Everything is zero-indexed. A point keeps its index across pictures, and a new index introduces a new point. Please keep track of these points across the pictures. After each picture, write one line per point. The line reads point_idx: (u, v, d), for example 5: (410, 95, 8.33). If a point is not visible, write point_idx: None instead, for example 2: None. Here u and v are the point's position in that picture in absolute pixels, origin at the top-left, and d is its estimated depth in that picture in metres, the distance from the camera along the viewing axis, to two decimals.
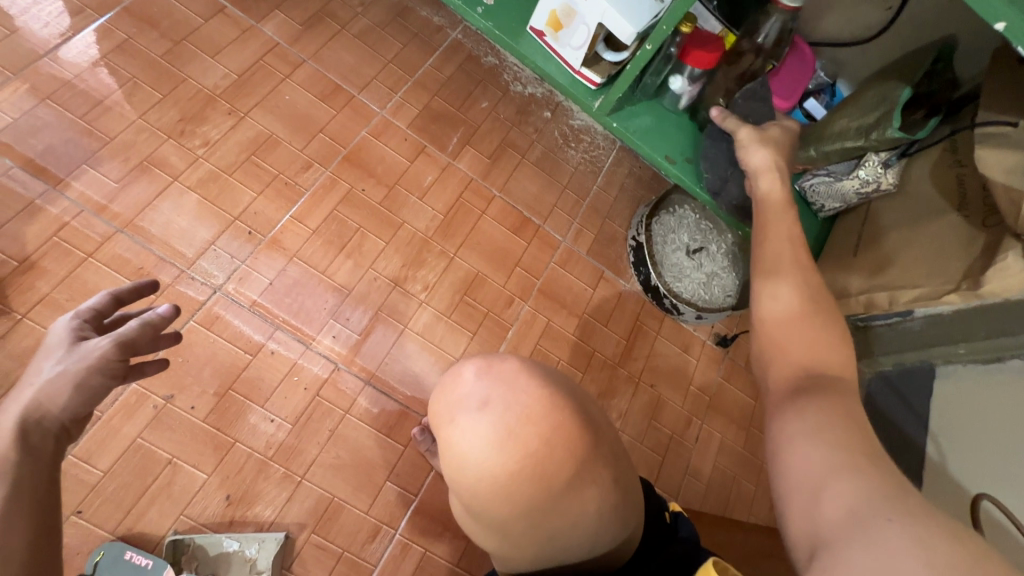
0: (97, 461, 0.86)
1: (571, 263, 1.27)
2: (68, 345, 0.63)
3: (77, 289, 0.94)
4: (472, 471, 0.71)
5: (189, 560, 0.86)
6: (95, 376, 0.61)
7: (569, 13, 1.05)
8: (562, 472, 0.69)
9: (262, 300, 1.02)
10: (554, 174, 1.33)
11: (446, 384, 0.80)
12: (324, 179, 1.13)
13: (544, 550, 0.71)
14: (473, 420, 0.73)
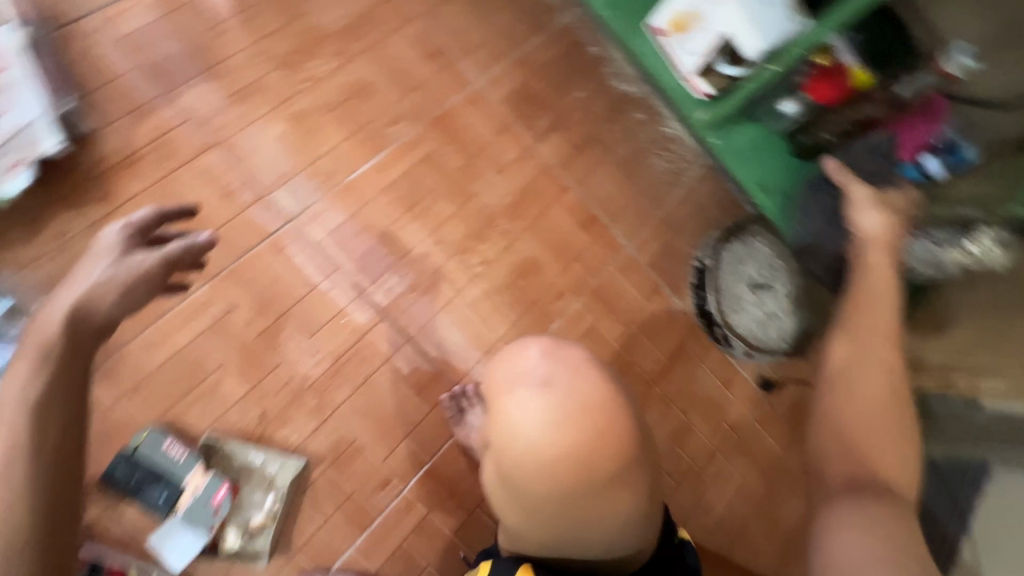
0: (155, 352, 0.93)
1: (630, 271, 1.25)
2: (116, 254, 0.67)
3: (169, 192, 1.01)
4: (523, 443, 0.70)
5: (218, 462, 0.91)
6: (141, 286, 0.66)
7: (697, 18, 1.03)
8: (605, 469, 0.68)
9: (329, 239, 1.06)
10: (632, 178, 1.30)
11: (508, 356, 0.79)
12: (409, 136, 1.15)
13: (562, 539, 0.71)
14: (533, 395, 0.72)
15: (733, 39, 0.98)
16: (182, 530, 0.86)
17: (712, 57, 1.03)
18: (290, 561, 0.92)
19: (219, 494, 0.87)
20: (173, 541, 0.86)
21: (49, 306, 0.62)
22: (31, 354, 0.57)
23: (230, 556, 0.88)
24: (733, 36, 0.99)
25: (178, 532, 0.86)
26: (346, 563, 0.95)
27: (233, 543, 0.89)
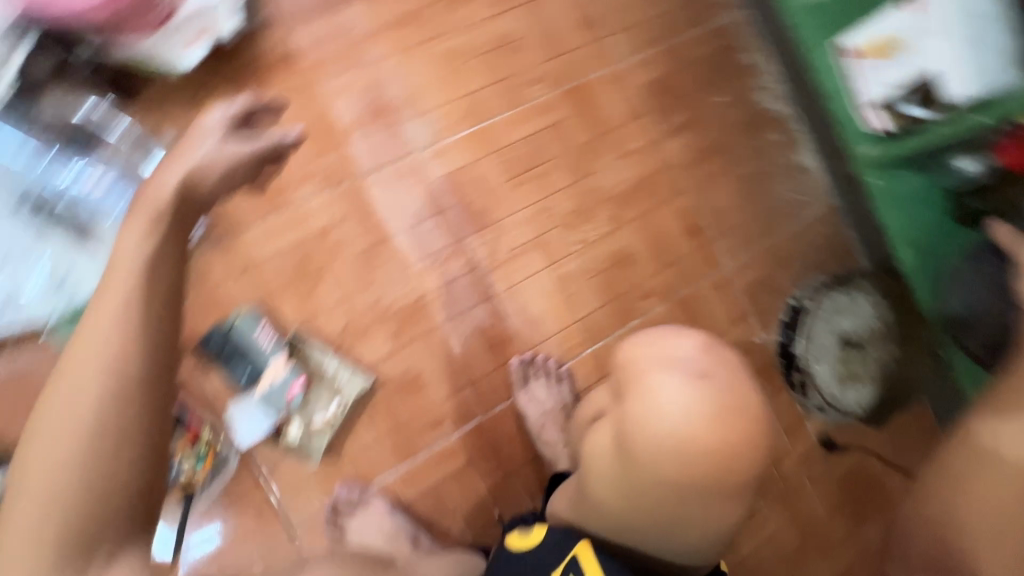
0: (269, 243, 0.98)
1: (723, 291, 1.21)
2: (219, 135, 0.66)
3: (314, 99, 1.05)
4: (659, 428, 0.69)
5: (296, 357, 0.96)
6: (240, 170, 0.66)
7: (902, 45, 0.92)
8: (735, 474, 0.69)
9: (444, 180, 1.08)
10: (751, 199, 1.25)
11: (658, 337, 0.78)
12: (545, 100, 1.14)
13: (660, 525, 0.73)
14: (689, 385, 0.70)
15: (942, 78, 0.89)
16: (253, 408, 0.93)
17: (902, 92, 0.93)
18: (337, 467, 0.97)
19: (292, 389, 0.94)
20: (241, 416, 0.93)
21: (154, 175, 0.61)
22: (146, 213, 0.57)
23: (287, 445, 0.94)
24: (938, 76, 0.89)
25: (247, 409, 0.93)
26: (384, 486, 0.99)
27: (292, 435, 0.94)
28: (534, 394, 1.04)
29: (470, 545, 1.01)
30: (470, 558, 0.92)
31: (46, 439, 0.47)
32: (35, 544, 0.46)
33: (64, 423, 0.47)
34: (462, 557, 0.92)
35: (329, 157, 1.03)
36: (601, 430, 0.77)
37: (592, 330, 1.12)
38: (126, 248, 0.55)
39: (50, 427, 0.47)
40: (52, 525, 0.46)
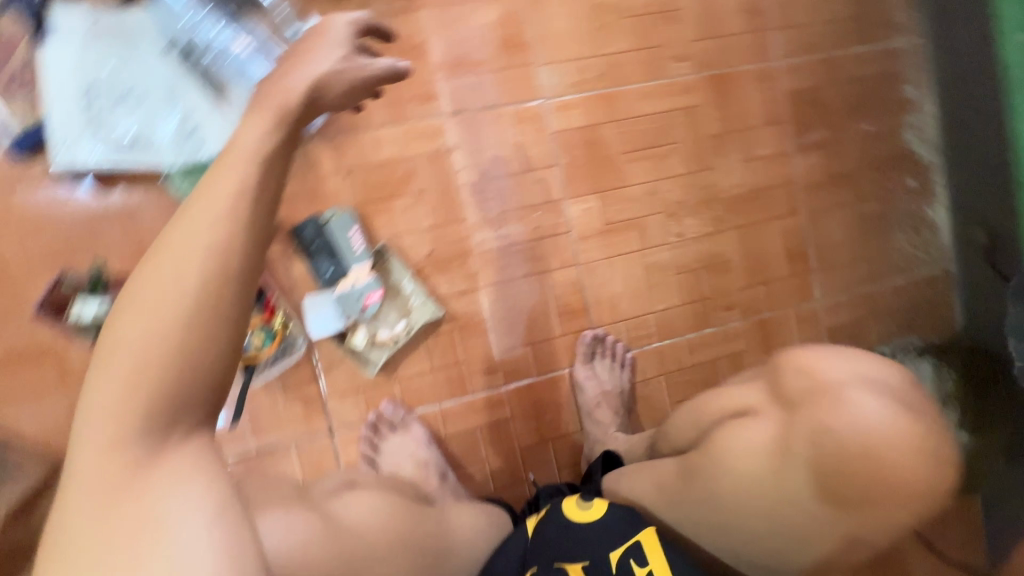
0: (379, 151, 0.97)
1: (807, 325, 1.16)
2: (344, 47, 0.47)
3: (459, 13, 0.98)
4: (859, 441, 0.68)
5: (380, 269, 0.96)
6: (340, 96, 0.47)
7: None
8: (911, 504, 0.69)
9: (563, 135, 1.03)
10: (864, 240, 1.18)
11: (848, 354, 0.76)
12: (687, 80, 1.08)
13: (814, 537, 0.71)
14: (892, 408, 0.70)
15: None
16: (330, 303, 0.94)
17: None
18: (388, 385, 0.98)
19: (371, 296, 0.94)
20: (317, 309, 0.94)
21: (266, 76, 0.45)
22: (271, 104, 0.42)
23: (348, 350, 0.95)
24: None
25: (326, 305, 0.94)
26: (427, 415, 1.00)
27: (355, 341, 0.95)
28: (595, 373, 1.02)
29: (491, 494, 1.02)
30: (498, 510, 0.91)
31: (140, 315, 0.37)
32: (118, 422, 0.38)
33: (159, 303, 0.37)
34: (490, 507, 0.90)
35: (457, 79, 0.99)
36: (753, 424, 0.75)
37: (665, 324, 1.09)
38: (244, 139, 0.40)
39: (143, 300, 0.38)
40: (137, 404, 0.37)
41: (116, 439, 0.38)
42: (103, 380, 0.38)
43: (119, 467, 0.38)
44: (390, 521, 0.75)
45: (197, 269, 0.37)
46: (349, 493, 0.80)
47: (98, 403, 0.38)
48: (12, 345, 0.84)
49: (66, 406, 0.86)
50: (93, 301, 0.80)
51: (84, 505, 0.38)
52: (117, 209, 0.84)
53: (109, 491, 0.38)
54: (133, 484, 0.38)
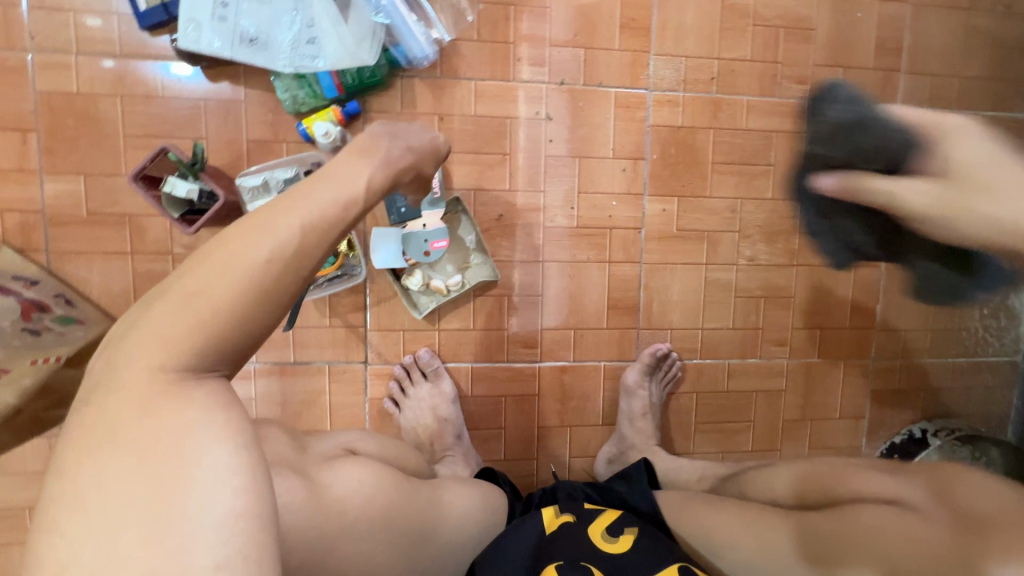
0: (476, 103, 0.96)
1: (853, 381, 1.12)
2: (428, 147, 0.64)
3: None
4: None
5: (449, 220, 0.98)
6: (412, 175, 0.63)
7: None
8: None
9: (660, 130, 1.01)
10: (938, 310, 1.13)
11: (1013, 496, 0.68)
12: (799, 104, 1.03)
13: None
14: None
15: None
16: (396, 237, 0.93)
17: None
18: (429, 332, 1.00)
19: (439, 241, 0.94)
20: (383, 240, 0.92)
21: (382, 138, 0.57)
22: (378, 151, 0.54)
23: (401, 290, 0.95)
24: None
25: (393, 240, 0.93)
26: (458, 370, 1.01)
27: (411, 282, 0.95)
28: (645, 384, 1.01)
29: (501, 462, 1.03)
30: (498, 494, 0.79)
31: (211, 268, 0.43)
32: (166, 351, 0.42)
33: (228, 266, 0.43)
34: (488, 486, 0.79)
35: (570, 50, 0.97)
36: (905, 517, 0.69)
37: (711, 344, 1.07)
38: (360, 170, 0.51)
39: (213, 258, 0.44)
40: (186, 342, 0.42)
41: (158, 364, 0.41)
42: (160, 316, 0.42)
43: (152, 394, 0.41)
44: (380, 498, 0.63)
45: (280, 236, 0.44)
46: (342, 458, 0.67)
47: (153, 333, 0.42)
48: (98, 205, 0.88)
49: (134, 273, 0.90)
50: (189, 187, 0.78)
51: (109, 420, 0.40)
52: (221, 99, 0.89)
53: (139, 414, 0.40)
54: (160, 409, 0.40)
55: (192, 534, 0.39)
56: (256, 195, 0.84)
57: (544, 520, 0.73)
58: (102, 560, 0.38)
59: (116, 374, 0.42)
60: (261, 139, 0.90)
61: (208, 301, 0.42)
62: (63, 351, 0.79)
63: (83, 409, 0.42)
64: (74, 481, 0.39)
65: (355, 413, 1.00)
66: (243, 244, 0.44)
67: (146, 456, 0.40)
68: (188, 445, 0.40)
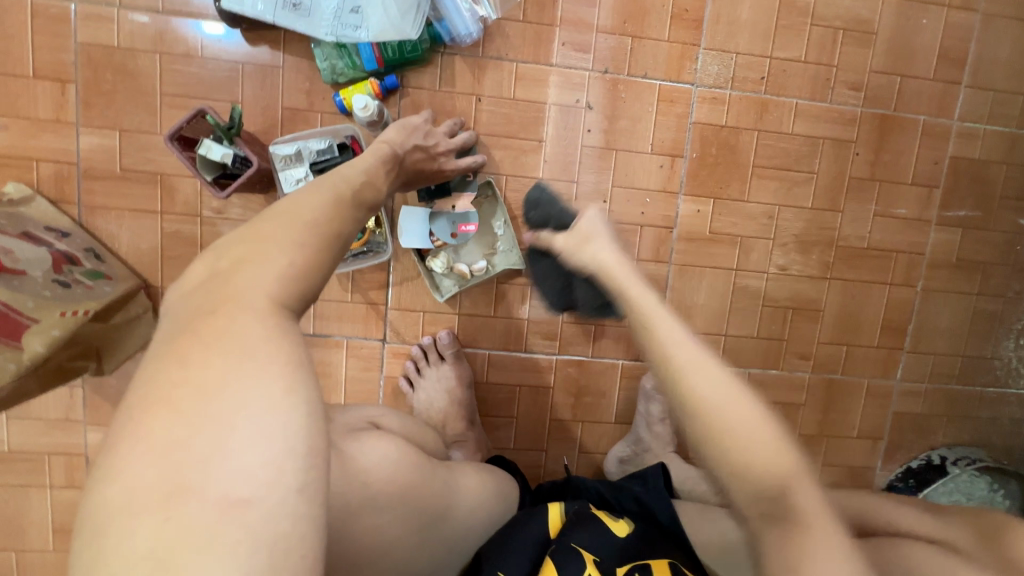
0: (515, 86, 0.94)
1: (876, 401, 1.09)
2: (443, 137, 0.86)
3: None
4: None
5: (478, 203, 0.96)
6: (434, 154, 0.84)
7: None
8: None
9: (702, 128, 0.98)
10: (972, 336, 1.09)
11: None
12: (850, 111, 0.99)
13: None
14: None
15: None
16: (424, 216, 0.91)
17: None
18: (449, 315, 0.99)
19: (466, 224, 0.93)
20: (410, 219, 0.91)
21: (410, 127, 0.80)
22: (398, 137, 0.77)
23: (425, 271, 0.94)
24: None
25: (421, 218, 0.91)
26: (475, 355, 1.01)
27: (434, 262, 0.93)
28: None
29: (510, 451, 1.03)
30: (510, 486, 0.79)
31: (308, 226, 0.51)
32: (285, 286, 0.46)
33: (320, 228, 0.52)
34: (501, 477, 0.79)
35: (617, 37, 0.94)
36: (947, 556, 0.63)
37: (733, 351, 1.05)
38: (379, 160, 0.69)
39: (309, 219, 0.52)
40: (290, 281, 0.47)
41: (280, 296, 0.46)
42: (283, 254, 0.48)
43: (274, 318, 0.44)
44: (406, 473, 0.63)
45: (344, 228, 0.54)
46: (365, 432, 0.67)
47: (274, 269, 0.47)
48: (131, 162, 0.88)
49: (163, 232, 0.90)
50: (224, 151, 0.77)
51: (233, 329, 0.42)
52: (259, 64, 0.88)
53: (264, 333, 0.42)
54: (278, 334, 0.43)
55: (284, 454, 0.38)
56: (288, 164, 0.83)
57: (548, 520, 0.70)
58: (201, 453, 0.36)
59: (240, 293, 0.45)
60: (297, 107, 0.89)
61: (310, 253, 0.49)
62: (91, 305, 0.79)
63: (208, 315, 0.43)
64: (191, 372, 0.39)
65: (370, 390, 1.00)
66: (334, 221, 0.53)
67: (265, 368, 0.40)
68: (299, 372, 0.42)
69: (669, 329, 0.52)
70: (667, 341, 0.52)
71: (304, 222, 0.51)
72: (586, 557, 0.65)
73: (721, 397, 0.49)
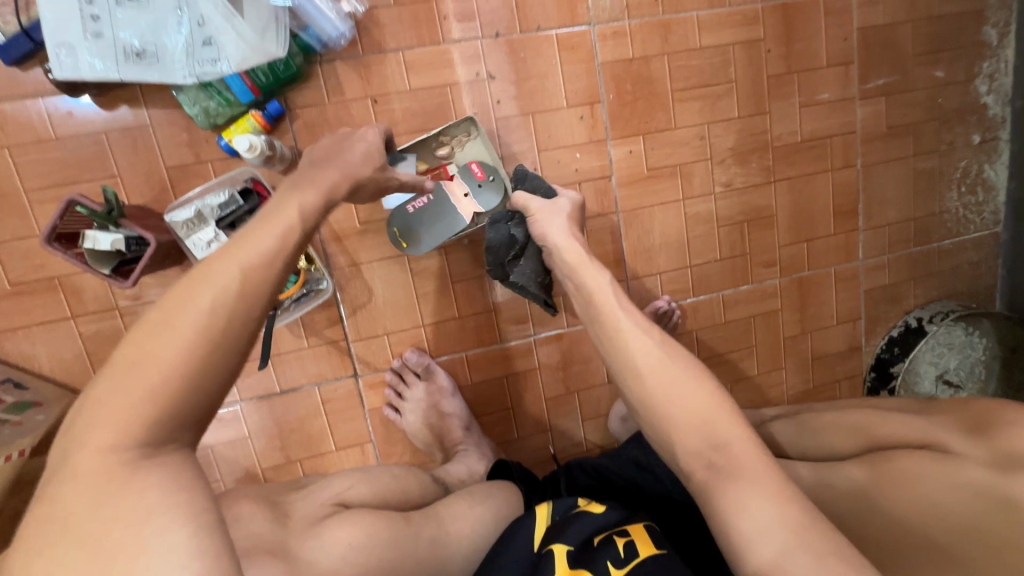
0: (409, 76, 0.87)
1: (846, 285, 1.11)
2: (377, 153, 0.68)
3: None
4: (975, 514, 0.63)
5: (466, 140, 0.88)
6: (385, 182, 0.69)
7: None
8: None
9: (612, 67, 0.94)
10: (918, 199, 1.11)
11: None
12: (752, 10, 0.96)
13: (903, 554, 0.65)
14: None
15: None
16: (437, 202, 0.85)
17: None
18: (413, 330, 0.95)
19: (477, 169, 0.86)
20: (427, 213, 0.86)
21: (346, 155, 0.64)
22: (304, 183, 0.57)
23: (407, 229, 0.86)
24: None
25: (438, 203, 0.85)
26: (452, 360, 0.97)
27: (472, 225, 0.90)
28: None
29: (514, 442, 1.02)
30: (507, 499, 0.74)
31: (169, 326, 0.43)
32: (121, 428, 0.40)
33: (173, 323, 0.43)
34: (502, 501, 0.74)
35: None
36: (933, 461, 0.68)
37: (702, 279, 1.05)
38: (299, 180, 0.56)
39: (170, 320, 0.43)
40: (143, 413, 0.41)
41: (115, 444, 0.40)
42: (115, 392, 0.41)
43: (112, 478, 0.39)
44: (372, 559, 0.59)
45: (219, 285, 0.45)
46: (332, 518, 0.63)
47: (105, 411, 0.41)
48: (19, 273, 0.79)
49: (82, 337, 0.82)
50: (113, 237, 0.70)
51: (61, 519, 0.38)
52: (124, 127, 0.79)
53: (112, 498, 0.39)
54: (116, 493, 0.39)
55: None
56: (192, 228, 0.76)
57: (535, 528, 0.65)
58: None
59: (70, 463, 0.40)
60: (183, 163, 0.81)
61: (159, 367, 0.42)
62: (26, 443, 0.73)
63: (41, 501, 0.39)
64: None
65: (356, 428, 0.96)
66: (213, 284, 0.45)
67: (105, 548, 0.37)
68: (146, 530, 0.38)
69: (613, 305, 0.70)
70: (621, 322, 0.68)
71: (150, 324, 0.43)
72: (559, 550, 0.61)
73: (659, 362, 0.64)
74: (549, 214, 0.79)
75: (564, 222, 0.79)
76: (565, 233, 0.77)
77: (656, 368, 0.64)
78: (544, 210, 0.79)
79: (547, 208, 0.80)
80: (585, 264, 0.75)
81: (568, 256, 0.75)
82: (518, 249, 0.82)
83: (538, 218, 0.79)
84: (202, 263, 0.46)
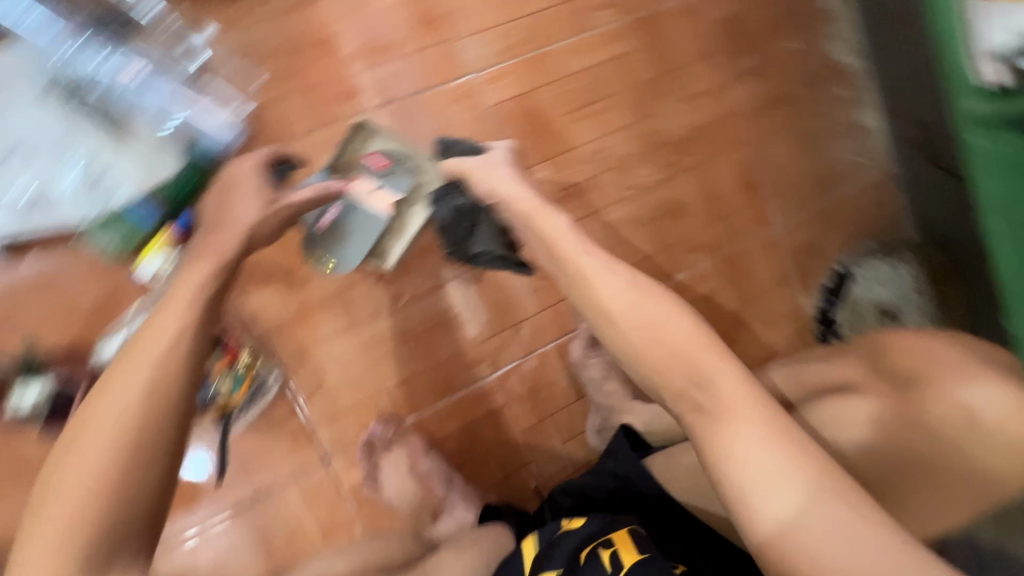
0: (309, 161, 0.91)
1: (770, 251, 1.18)
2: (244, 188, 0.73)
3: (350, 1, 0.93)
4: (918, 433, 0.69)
5: (361, 143, 0.87)
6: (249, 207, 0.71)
7: None
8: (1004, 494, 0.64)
9: (499, 108, 0.99)
10: (810, 157, 1.20)
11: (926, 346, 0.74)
12: (612, 28, 1.05)
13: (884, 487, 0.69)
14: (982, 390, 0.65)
15: None
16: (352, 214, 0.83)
17: None
18: (372, 400, 0.95)
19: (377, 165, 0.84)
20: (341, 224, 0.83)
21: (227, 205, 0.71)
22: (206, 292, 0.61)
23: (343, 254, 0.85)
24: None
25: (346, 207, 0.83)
26: (419, 420, 0.98)
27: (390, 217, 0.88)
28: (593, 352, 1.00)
29: (501, 483, 1.02)
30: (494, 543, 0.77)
31: (83, 449, 0.50)
32: (59, 551, 0.48)
33: (87, 448, 0.50)
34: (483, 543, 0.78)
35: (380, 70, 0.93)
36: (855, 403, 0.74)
37: None
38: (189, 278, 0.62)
39: (85, 442, 0.51)
40: (76, 533, 0.48)
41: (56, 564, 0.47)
42: (47, 514, 0.49)
43: None
44: None
45: (125, 401, 0.52)
46: None
47: (41, 536, 0.48)
48: None
49: None
50: (34, 385, 0.79)
51: None
52: (38, 278, 0.82)
53: None
54: None
55: None
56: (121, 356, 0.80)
57: (524, 560, 0.68)
58: None
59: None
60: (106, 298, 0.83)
61: (80, 486, 0.49)
62: None
63: None
64: None
65: (339, 512, 0.95)
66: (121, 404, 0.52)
67: None
68: None
69: (577, 251, 0.71)
70: (588, 267, 0.69)
71: (70, 453, 0.51)
72: None
73: (635, 297, 0.66)
74: (488, 166, 0.81)
75: (504, 169, 0.81)
76: (510, 180, 0.79)
77: (633, 305, 0.65)
78: (483, 164, 0.81)
79: (485, 161, 0.82)
80: (539, 214, 0.75)
81: (522, 203, 0.76)
82: (471, 223, 0.85)
83: (478, 174, 0.81)
84: (108, 384, 0.54)
